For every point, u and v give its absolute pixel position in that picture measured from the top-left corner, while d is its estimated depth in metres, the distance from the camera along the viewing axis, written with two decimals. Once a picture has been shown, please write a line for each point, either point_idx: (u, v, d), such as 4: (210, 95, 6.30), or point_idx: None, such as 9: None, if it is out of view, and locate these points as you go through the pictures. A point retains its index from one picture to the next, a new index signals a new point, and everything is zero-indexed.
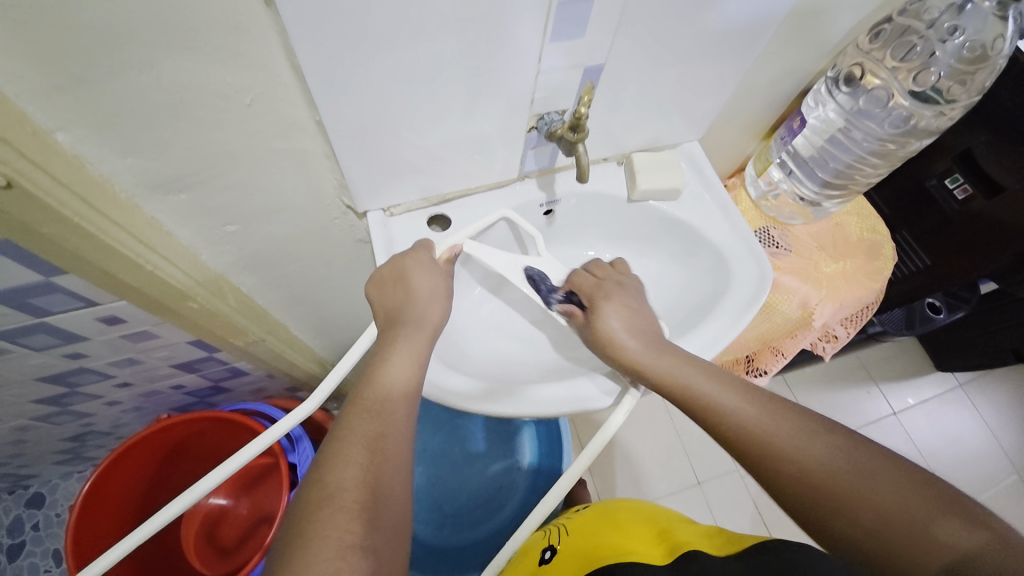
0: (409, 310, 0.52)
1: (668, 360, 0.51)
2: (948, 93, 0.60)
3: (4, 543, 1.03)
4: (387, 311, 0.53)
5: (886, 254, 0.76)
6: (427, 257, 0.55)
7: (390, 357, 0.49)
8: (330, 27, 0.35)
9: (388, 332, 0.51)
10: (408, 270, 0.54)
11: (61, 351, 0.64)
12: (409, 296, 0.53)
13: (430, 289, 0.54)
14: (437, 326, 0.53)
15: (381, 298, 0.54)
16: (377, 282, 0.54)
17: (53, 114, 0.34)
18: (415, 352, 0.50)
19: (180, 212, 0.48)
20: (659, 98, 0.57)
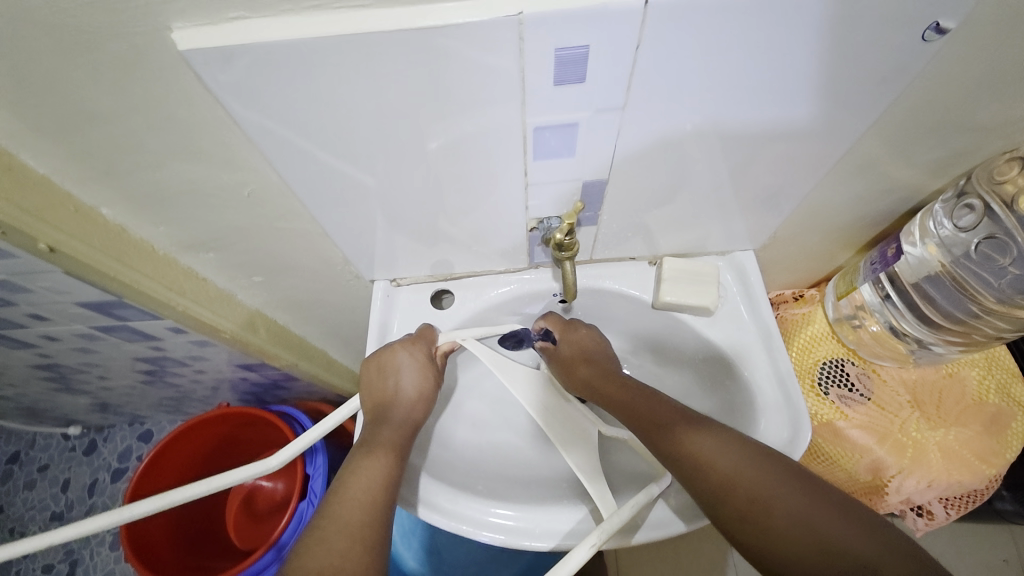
0: (397, 407, 0.50)
1: (695, 435, 0.43)
2: None
3: (116, 465, 1.29)
4: (375, 405, 0.51)
5: (1014, 432, 0.57)
6: (426, 351, 0.54)
7: (370, 454, 0.46)
8: (298, 143, 0.37)
9: (371, 430, 0.49)
10: (400, 364, 0.52)
11: (146, 343, 0.77)
12: (398, 392, 0.51)
13: (419, 388, 0.52)
14: (417, 428, 0.51)
15: (372, 391, 0.52)
16: (372, 372, 0.53)
17: (98, 196, 0.42)
18: (397, 455, 0.47)
19: (211, 264, 0.54)
20: (697, 206, 0.49)
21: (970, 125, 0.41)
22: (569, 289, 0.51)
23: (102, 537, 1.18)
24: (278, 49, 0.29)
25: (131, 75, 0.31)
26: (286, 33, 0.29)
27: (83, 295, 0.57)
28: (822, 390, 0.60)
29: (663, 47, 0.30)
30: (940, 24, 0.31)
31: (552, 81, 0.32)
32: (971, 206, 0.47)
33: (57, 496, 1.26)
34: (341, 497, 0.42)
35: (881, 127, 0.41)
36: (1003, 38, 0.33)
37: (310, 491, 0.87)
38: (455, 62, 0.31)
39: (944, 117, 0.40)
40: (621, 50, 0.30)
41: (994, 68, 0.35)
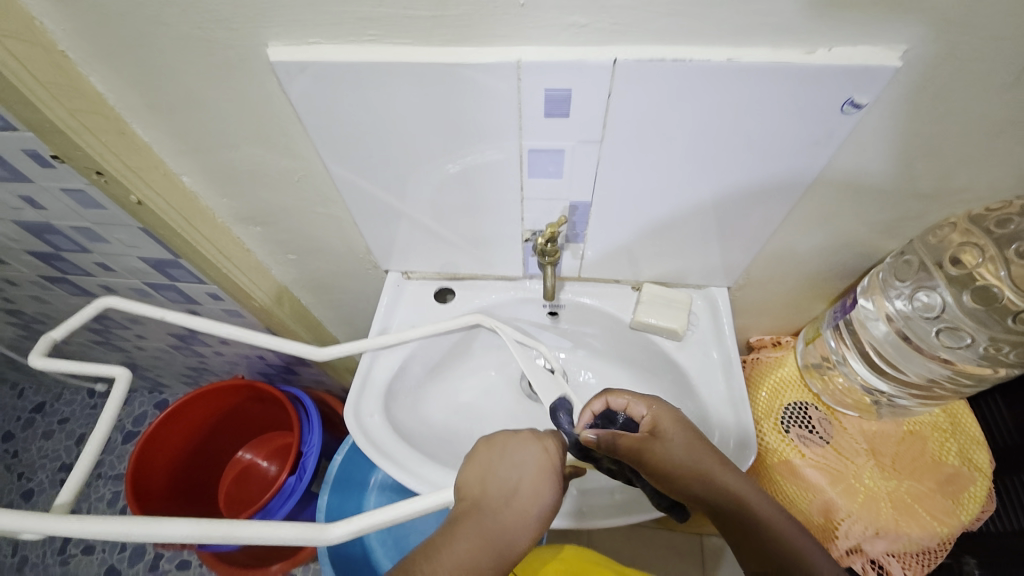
0: (518, 527, 0.43)
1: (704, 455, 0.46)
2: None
3: (130, 427, 1.37)
4: (478, 495, 0.44)
5: (972, 495, 0.58)
6: (559, 469, 0.46)
7: (475, 549, 0.41)
8: (341, 139, 0.46)
9: (465, 518, 0.43)
10: (525, 458, 0.46)
11: (186, 306, 0.87)
12: (523, 503, 0.44)
13: (538, 500, 0.44)
14: (521, 523, 0.43)
15: (499, 500, 0.44)
16: (509, 471, 0.45)
17: (181, 165, 0.53)
18: (491, 550, 0.41)
19: (256, 238, 0.64)
20: (677, 239, 0.56)
21: (910, 193, 0.47)
22: (548, 292, 0.58)
23: (103, 493, 1.26)
24: (336, 68, 0.39)
25: (226, 72, 0.42)
26: (344, 56, 0.38)
27: (147, 251, 0.68)
28: (784, 428, 0.63)
29: (631, 95, 0.38)
30: (853, 100, 0.38)
31: (543, 114, 0.41)
32: (909, 262, 0.54)
33: (70, 449, 1.34)
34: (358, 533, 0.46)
35: (827, 184, 0.47)
36: (922, 118, 0.40)
37: (302, 466, 0.92)
38: (469, 91, 0.40)
39: (883, 182, 0.46)
40: (596, 96, 0.39)
41: (918, 144, 0.42)
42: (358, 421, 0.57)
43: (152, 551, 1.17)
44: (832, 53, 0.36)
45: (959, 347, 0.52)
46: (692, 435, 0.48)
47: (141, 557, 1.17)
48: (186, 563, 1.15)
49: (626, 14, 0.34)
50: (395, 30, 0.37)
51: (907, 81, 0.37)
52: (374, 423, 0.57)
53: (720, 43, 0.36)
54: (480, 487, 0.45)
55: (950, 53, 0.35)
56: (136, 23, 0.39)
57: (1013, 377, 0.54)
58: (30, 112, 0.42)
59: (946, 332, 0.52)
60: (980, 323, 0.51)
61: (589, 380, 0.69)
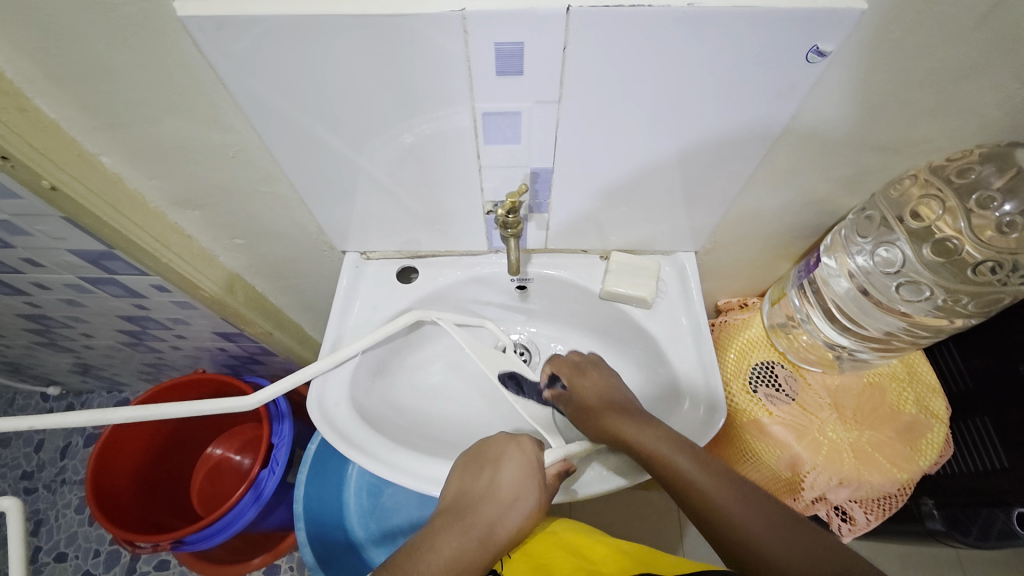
0: (496, 518, 0.48)
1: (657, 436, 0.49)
2: (978, 271, 0.50)
3: (90, 430, 1.31)
4: (461, 495, 0.49)
5: (929, 441, 0.61)
6: (540, 476, 0.50)
7: (455, 545, 0.45)
8: (275, 105, 0.42)
9: (444, 517, 0.48)
10: (504, 459, 0.51)
11: (130, 301, 0.81)
12: (499, 499, 0.49)
13: (518, 496, 0.49)
14: (500, 517, 0.48)
15: (478, 502, 0.48)
16: (487, 477, 0.50)
17: (98, 145, 0.48)
18: (470, 544, 0.46)
19: (197, 223, 0.59)
20: (645, 205, 0.54)
21: (872, 147, 0.46)
22: (514, 266, 0.56)
23: (68, 500, 1.21)
24: (258, 23, 0.35)
25: (132, 31, 0.36)
26: (266, 8, 0.34)
27: (76, 243, 0.62)
28: (752, 388, 0.63)
29: (589, 48, 0.36)
30: (817, 48, 0.36)
31: (495, 72, 0.38)
32: (870, 218, 0.54)
33: (27, 457, 1.27)
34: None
35: (790, 141, 0.46)
36: (885, 67, 0.39)
37: (273, 458, 0.90)
38: (414, 48, 0.36)
39: (847, 136, 0.45)
40: (551, 50, 0.36)
41: (881, 95, 0.41)
42: (323, 411, 0.55)
43: (127, 553, 1.13)
44: None
45: (917, 300, 0.54)
46: (645, 419, 0.50)
47: (116, 561, 1.13)
48: (164, 563, 1.12)
49: None
50: None
51: (870, 27, 0.36)
52: (340, 413, 0.55)
53: None
54: (466, 484, 0.49)
55: None
56: None
57: (969, 326, 0.56)
58: None
59: (906, 287, 0.53)
60: (938, 276, 0.52)
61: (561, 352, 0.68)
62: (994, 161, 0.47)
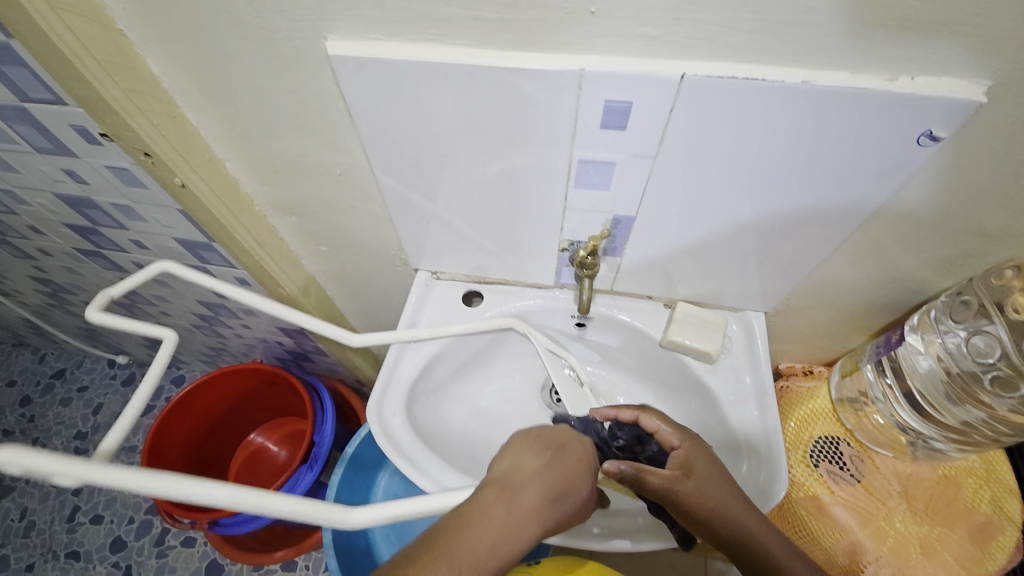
0: (546, 508, 0.41)
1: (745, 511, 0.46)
2: None
3: (145, 401, 1.39)
4: (510, 475, 0.42)
5: (999, 544, 0.56)
6: (582, 482, 0.44)
7: (498, 522, 0.38)
8: (388, 135, 0.45)
9: (487, 488, 0.41)
10: (563, 451, 0.45)
11: (212, 288, 0.87)
12: (554, 487, 0.42)
13: (572, 490, 0.43)
14: (551, 512, 0.41)
15: (526, 483, 0.42)
16: (539, 461, 0.44)
17: (225, 151, 0.53)
18: (516, 533, 0.38)
19: (290, 228, 0.64)
20: (720, 261, 0.54)
21: (972, 233, 0.45)
22: (584, 303, 0.57)
23: (115, 464, 1.28)
24: (393, 65, 0.38)
25: (281, 60, 0.41)
26: (404, 54, 0.38)
27: (181, 232, 0.68)
28: (812, 462, 0.61)
29: (695, 113, 0.37)
30: (931, 133, 0.36)
31: (599, 125, 0.40)
32: (967, 303, 0.51)
33: (86, 417, 1.37)
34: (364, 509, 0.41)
35: (885, 217, 0.45)
36: (1000, 156, 0.38)
37: (313, 457, 0.92)
38: (528, 96, 0.39)
39: (948, 219, 0.44)
40: (658, 110, 0.38)
41: (991, 183, 0.40)
42: (381, 420, 0.57)
43: (159, 525, 1.19)
44: (915, 83, 0.34)
45: (1012, 397, 0.50)
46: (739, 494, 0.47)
47: (148, 531, 1.18)
48: (192, 541, 1.16)
49: (699, 29, 0.33)
50: (456, 30, 0.36)
51: (991, 119, 0.35)
52: (396, 425, 0.56)
53: (794, 66, 0.34)
54: (516, 468, 0.43)
55: None
56: (194, 5, 0.38)
57: None
58: (83, 87, 0.41)
59: (999, 381, 0.50)
60: None
61: (612, 395, 0.68)
62: None
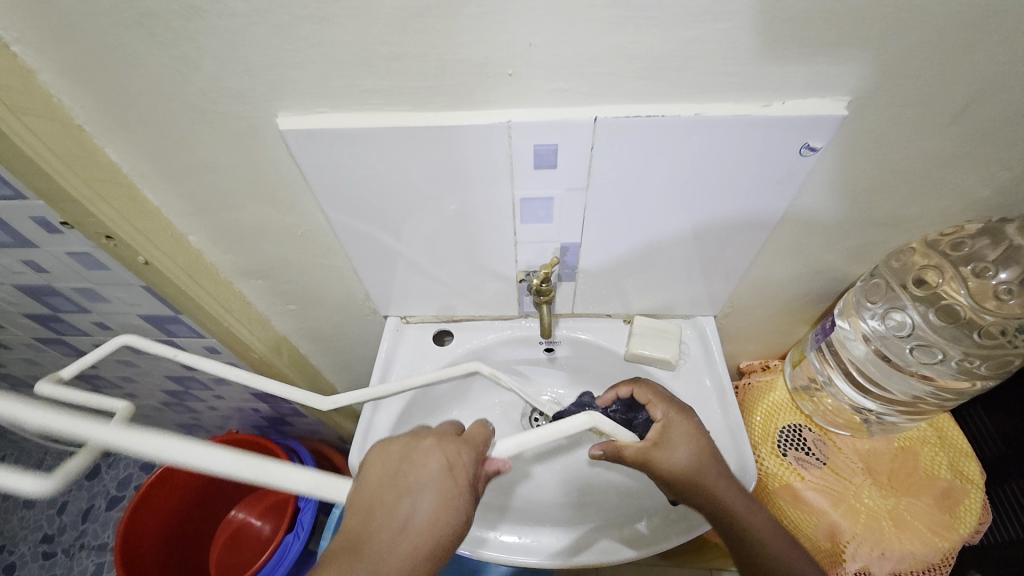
0: (424, 539, 0.39)
1: (727, 483, 0.50)
2: (988, 333, 0.52)
3: (114, 492, 1.31)
4: (369, 511, 0.40)
5: (967, 507, 0.59)
6: (468, 473, 0.43)
7: (381, 571, 0.37)
8: (346, 196, 0.49)
9: (351, 538, 0.38)
10: (425, 462, 0.42)
11: (179, 362, 0.86)
12: (423, 515, 0.40)
13: (449, 511, 0.41)
14: (432, 540, 0.40)
15: (397, 522, 0.39)
16: (409, 491, 0.41)
17: (188, 226, 0.55)
18: (398, 572, 0.38)
19: (258, 291, 0.66)
20: (665, 274, 0.59)
21: (870, 223, 0.51)
22: (547, 328, 0.61)
23: (85, 566, 1.19)
24: (340, 132, 0.42)
25: (234, 138, 0.44)
26: (348, 124, 0.42)
27: (147, 308, 0.68)
28: (781, 452, 0.64)
29: (612, 148, 0.43)
30: (810, 143, 0.42)
31: (533, 166, 0.44)
32: (878, 284, 0.57)
33: (50, 518, 1.28)
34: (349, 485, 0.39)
35: (794, 219, 0.51)
36: (872, 157, 0.44)
37: (299, 523, 0.89)
38: (467, 148, 0.43)
39: (844, 215, 0.50)
40: (581, 149, 0.43)
41: (874, 180, 0.46)
42: (363, 470, 0.57)
43: None
44: (787, 106, 0.40)
45: (934, 363, 0.56)
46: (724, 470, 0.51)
47: None
48: None
49: (602, 80, 0.39)
50: (395, 99, 0.41)
51: (855, 129, 0.42)
52: None
53: (688, 101, 0.40)
54: (374, 498, 0.40)
55: (885, 102, 0.40)
56: (150, 98, 0.41)
57: (988, 388, 0.57)
58: (44, 183, 0.43)
59: (920, 350, 0.56)
60: (951, 338, 0.54)
61: None
62: (987, 234, 0.50)
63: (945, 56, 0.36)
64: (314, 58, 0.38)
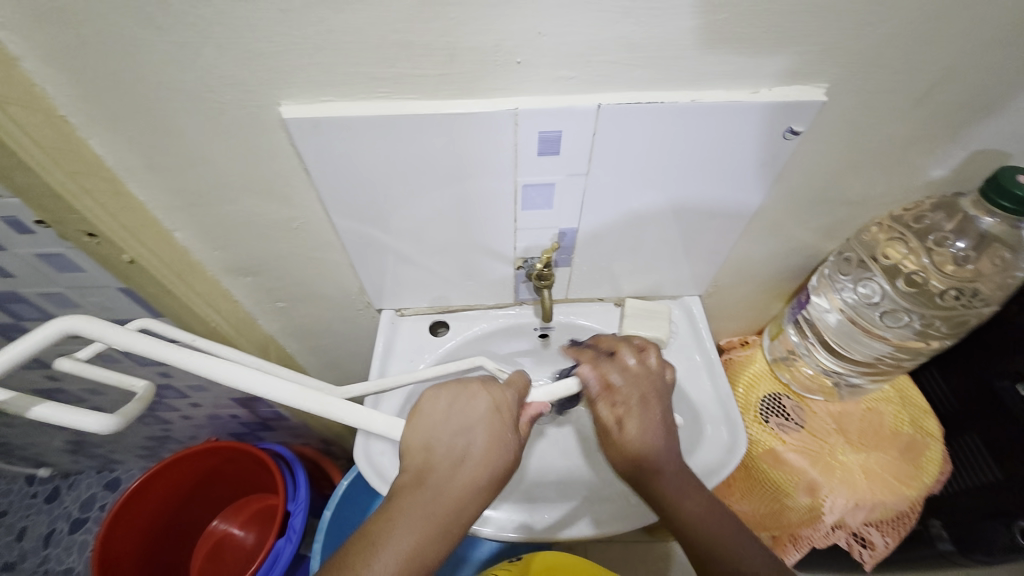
0: (484, 468, 0.44)
1: (655, 451, 0.49)
2: (945, 297, 0.59)
3: (77, 514, 1.23)
4: (428, 448, 0.44)
5: (929, 458, 0.66)
6: (512, 413, 0.47)
7: (449, 495, 0.42)
8: (349, 186, 0.49)
9: (417, 471, 0.43)
10: (475, 404, 0.46)
11: (155, 369, 0.81)
12: (482, 448, 0.44)
13: (500, 445, 0.45)
14: (494, 467, 0.44)
15: (453, 455, 0.44)
16: (458, 431, 0.45)
17: (175, 222, 0.53)
18: (465, 493, 0.42)
19: (245, 289, 0.64)
20: (655, 256, 0.62)
21: (840, 202, 0.56)
22: (546, 313, 0.62)
23: None
24: (347, 121, 0.42)
25: (231, 128, 0.43)
26: (353, 112, 0.42)
27: (123, 312, 0.64)
28: (763, 419, 0.69)
29: (614, 134, 0.45)
30: (792, 127, 0.45)
31: (536, 152, 0.46)
32: (849, 259, 0.62)
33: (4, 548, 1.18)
34: (404, 427, 0.45)
35: (774, 200, 0.55)
36: (845, 140, 0.48)
37: (290, 527, 0.87)
38: (474, 136, 0.44)
39: (818, 195, 0.55)
40: (584, 135, 0.44)
41: (845, 161, 0.51)
42: (371, 462, 0.57)
43: None
44: (773, 92, 0.43)
45: (897, 328, 0.62)
46: (659, 435, 0.50)
47: None
48: None
49: (606, 67, 0.40)
50: (401, 87, 0.41)
51: (832, 114, 0.46)
52: (386, 464, 0.57)
53: (684, 88, 0.43)
54: (435, 436, 0.44)
55: (859, 88, 0.43)
56: (143, 87, 0.40)
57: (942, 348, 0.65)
58: (25, 176, 0.41)
59: (887, 316, 0.62)
60: (914, 304, 0.61)
61: None
62: (943, 209, 0.56)
63: (911, 47, 0.40)
64: (322, 46, 0.38)
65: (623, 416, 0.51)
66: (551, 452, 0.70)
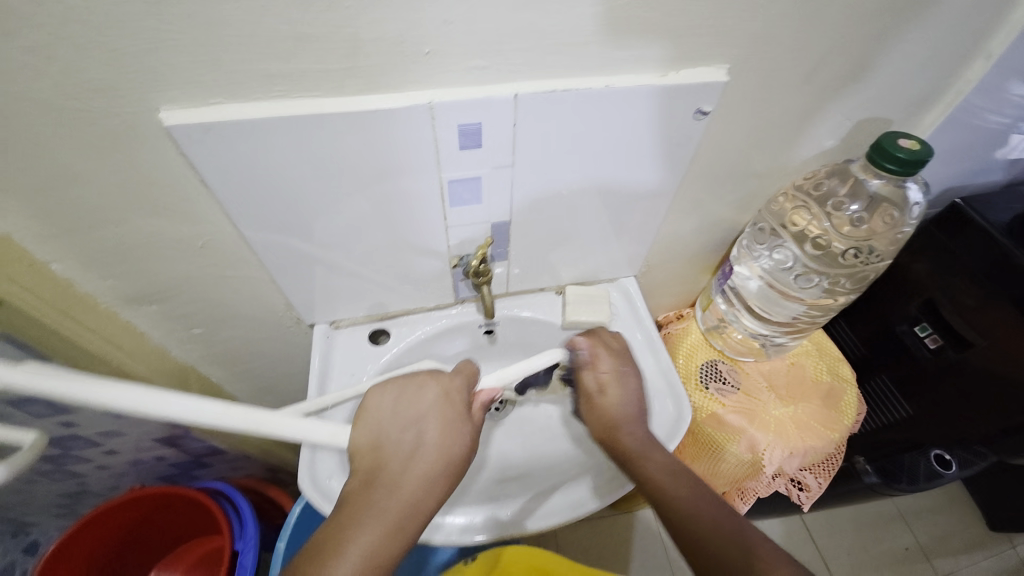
0: (436, 459, 0.44)
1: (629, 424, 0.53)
2: (845, 255, 0.65)
3: None
4: (378, 445, 0.43)
5: (846, 402, 0.73)
6: (463, 399, 0.47)
7: (403, 489, 0.42)
8: (258, 196, 0.45)
9: (370, 471, 0.42)
10: (424, 396, 0.46)
11: (55, 419, 0.71)
12: (433, 438, 0.44)
13: (452, 433, 0.45)
14: (447, 456, 0.44)
15: (405, 448, 0.44)
16: (408, 425, 0.45)
17: (52, 252, 0.46)
18: (420, 486, 0.42)
19: (152, 318, 0.57)
20: (590, 241, 0.63)
21: (752, 175, 0.59)
22: (489, 309, 0.62)
23: None
24: (245, 125, 0.38)
25: (106, 138, 0.38)
26: (248, 115, 0.38)
27: None
28: (704, 386, 0.73)
29: (535, 124, 0.44)
30: (702, 108, 0.47)
31: (458, 146, 0.44)
32: (762, 229, 0.67)
33: None
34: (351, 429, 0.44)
35: (693, 178, 0.58)
36: (750, 117, 0.51)
37: (240, 567, 0.81)
38: (391, 132, 0.42)
39: (731, 170, 0.58)
40: (505, 125, 0.44)
41: (752, 137, 0.54)
42: (319, 487, 0.54)
43: None
44: (682, 74, 0.44)
45: (808, 287, 0.68)
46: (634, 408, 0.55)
47: None
48: None
49: (519, 56, 0.40)
50: (303, 84, 0.38)
51: (737, 94, 0.48)
52: (335, 487, 0.54)
53: (599, 74, 0.43)
54: (385, 433, 0.44)
55: (756, 68, 0.46)
56: None
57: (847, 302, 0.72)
58: None
59: (799, 278, 0.67)
60: (821, 265, 0.66)
61: None
62: (837, 175, 0.61)
63: (798, 26, 0.43)
64: (202, 41, 0.34)
65: (603, 382, 0.56)
66: (509, 446, 0.69)
